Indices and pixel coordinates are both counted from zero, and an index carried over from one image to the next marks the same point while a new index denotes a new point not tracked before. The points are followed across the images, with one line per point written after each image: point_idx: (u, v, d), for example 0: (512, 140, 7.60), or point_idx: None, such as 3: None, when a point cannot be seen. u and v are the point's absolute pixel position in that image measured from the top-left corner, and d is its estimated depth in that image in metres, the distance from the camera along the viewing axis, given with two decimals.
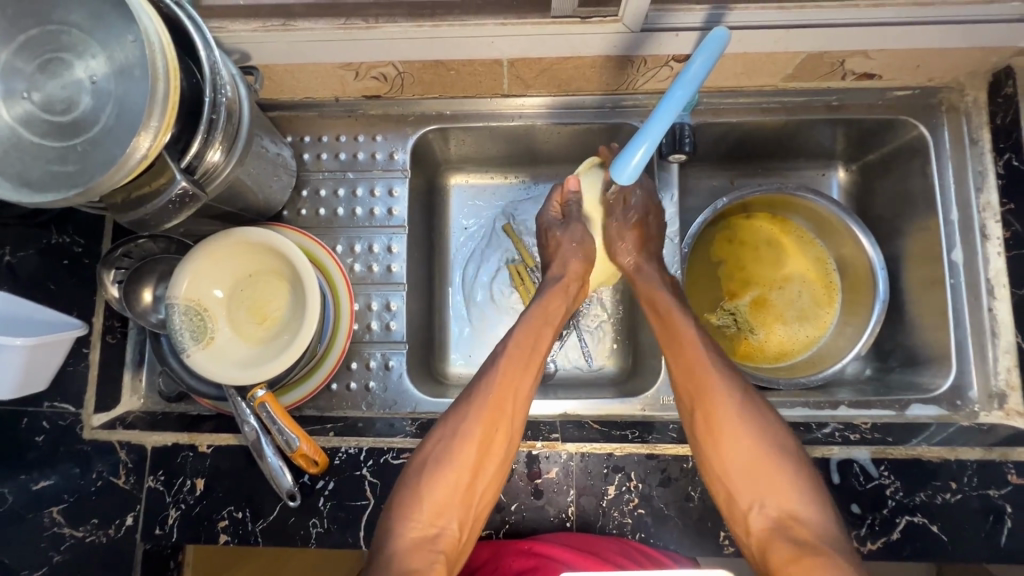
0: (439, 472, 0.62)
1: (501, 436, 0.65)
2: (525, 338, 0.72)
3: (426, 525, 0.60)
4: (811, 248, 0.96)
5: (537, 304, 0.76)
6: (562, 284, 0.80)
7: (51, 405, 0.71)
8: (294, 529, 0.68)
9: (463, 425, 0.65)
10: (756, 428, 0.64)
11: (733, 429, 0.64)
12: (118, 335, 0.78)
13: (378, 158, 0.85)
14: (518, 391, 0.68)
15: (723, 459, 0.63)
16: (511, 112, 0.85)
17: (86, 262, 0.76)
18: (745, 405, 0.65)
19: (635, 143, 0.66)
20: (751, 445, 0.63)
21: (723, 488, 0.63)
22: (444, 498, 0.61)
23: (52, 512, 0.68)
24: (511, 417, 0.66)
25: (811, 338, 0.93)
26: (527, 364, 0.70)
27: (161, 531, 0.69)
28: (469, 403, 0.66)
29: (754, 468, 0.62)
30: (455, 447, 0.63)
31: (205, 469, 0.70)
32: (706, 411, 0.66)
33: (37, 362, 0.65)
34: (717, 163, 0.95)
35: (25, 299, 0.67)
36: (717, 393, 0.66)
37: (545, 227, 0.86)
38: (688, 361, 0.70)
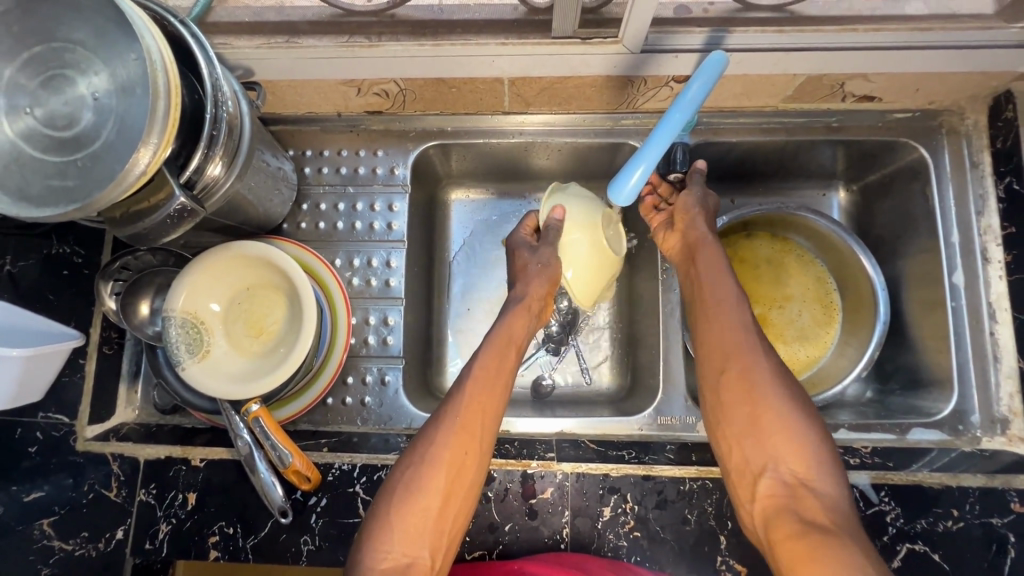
0: (408, 500, 0.61)
1: (474, 464, 0.64)
2: (487, 367, 0.69)
3: (398, 553, 0.59)
4: (812, 268, 0.96)
5: (501, 326, 0.74)
6: (524, 304, 0.77)
7: (45, 416, 0.71)
8: (285, 545, 0.67)
9: (434, 449, 0.63)
10: (785, 392, 0.63)
11: (759, 391, 0.63)
12: (116, 345, 0.76)
13: (378, 172, 0.85)
14: (488, 408, 0.67)
15: (742, 421, 0.63)
16: (513, 129, 0.85)
17: (85, 273, 0.76)
18: (776, 370, 0.64)
19: (630, 165, 0.65)
20: (773, 409, 0.62)
21: (738, 450, 0.63)
22: (416, 527, 0.61)
23: (42, 524, 0.68)
24: (480, 441, 0.65)
25: (811, 358, 0.93)
26: (491, 394, 0.68)
27: (151, 546, 0.69)
28: (448, 416, 0.66)
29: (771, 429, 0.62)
30: (427, 471, 0.63)
31: (197, 483, 0.70)
32: (733, 373, 0.65)
33: (32, 372, 0.66)
34: (716, 182, 0.96)
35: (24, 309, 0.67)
36: (745, 358, 0.65)
37: (513, 247, 0.82)
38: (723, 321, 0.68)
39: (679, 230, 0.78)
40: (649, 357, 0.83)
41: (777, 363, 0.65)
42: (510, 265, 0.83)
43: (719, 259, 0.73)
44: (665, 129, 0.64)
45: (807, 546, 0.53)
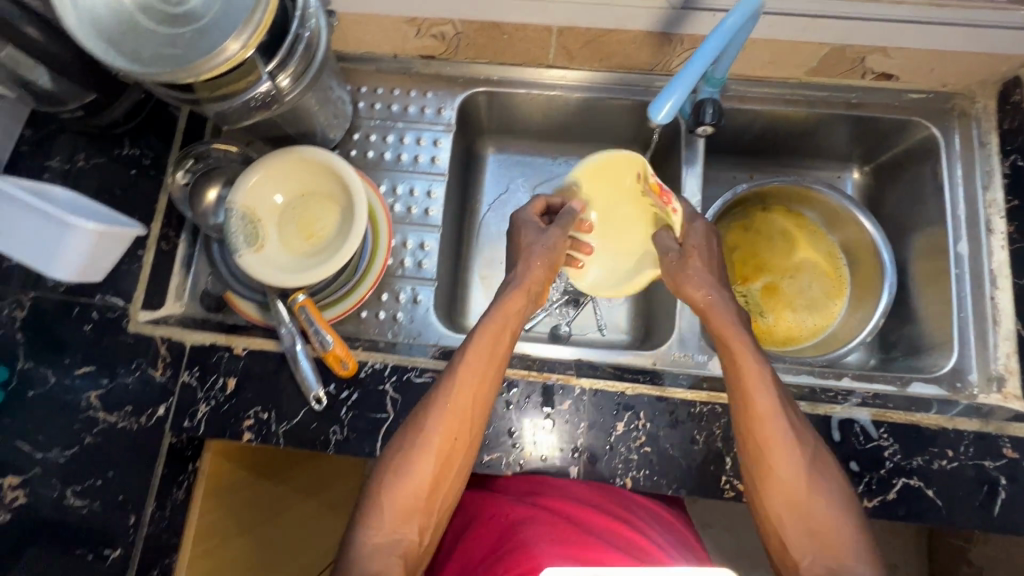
0: (399, 481, 0.64)
1: (463, 444, 0.66)
2: (480, 354, 0.68)
3: (388, 530, 0.62)
4: (824, 243, 1.01)
5: (494, 311, 0.72)
6: (524, 287, 0.75)
7: (102, 297, 0.76)
8: (315, 433, 0.72)
9: (426, 434, 0.65)
10: (814, 468, 0.63)
11: (794, 469, 0.62)
12: (172, 244, 0.83)
13: (426, 112, 0.91)
14: (477, 397, 0.67)
15: (781, 502, 0.62)
16: (553, 82, 0.91)
17: (151, 173, 0.84)
18: (805, 438, 0.64)
19: (666, 94, 0.68)
20: (809, 491, 0.62)
21: (776, 530, 0.62)
22: (405, 504, 0.63)
23: (90, 396, 0.72)
24: (469, 425, 0.67)
25: (818, 327, 0.98)
26: (481, 382, 0.67)
27: (190, 424, 0.73)
28: (430, 412, 0.66)
29: (810, 511, 0.61)
30: (418, 457, 0.64)
31: (238, 370, 0.74)
32: (767, 460, 0.63)
33: (98, 249, 0.72)
34: (737, 155, 1.02)
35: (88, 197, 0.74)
36: (778, 436, 0.63)
37: (519, 224, 0.81)
38: (757, 397, 0.65)
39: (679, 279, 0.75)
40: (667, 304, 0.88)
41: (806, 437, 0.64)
42: (512, 243, 0.82)
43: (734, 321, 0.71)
44: (699, 62, 0.68)
45: None
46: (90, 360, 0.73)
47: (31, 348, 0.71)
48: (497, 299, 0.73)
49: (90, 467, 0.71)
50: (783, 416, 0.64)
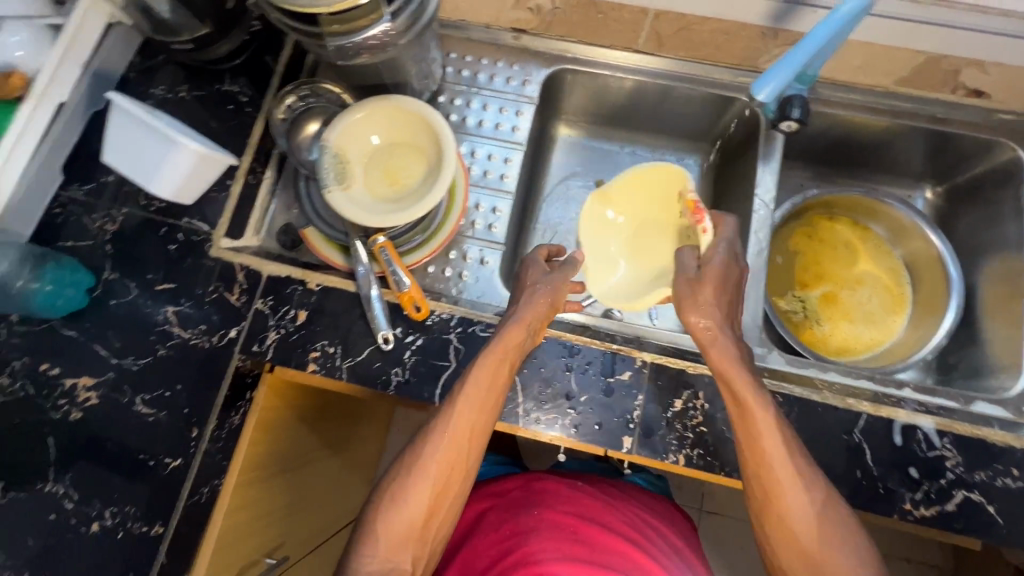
0: (394, 512, 0.65)
1: (461, 473, 0.67)
2: (478, 389, 0.67)
3: (383, 559, 0.64)
4: (888, 259, 1.00)
5: (494, 342, 0.68)
6: (524, 320, 0.70)
7: (188, 221, 0.80)
8: (378, 372, 0.74)
9: (422, 465, 0.66)
10: (827, 526, 0.62)
11: (801, 528, 0.63)
12: (258, 178, 0.84)
13: (512, 83, 0.93)
14: (475, 431, 0.67)
15: (793, 556, 0.63)
16: (638, 67, 0.92)
17: (246, 110, 0.86)
18: (816, 498, 0.63)
19: (769, 76, 0.73)
20: (822, 549, 0.62)
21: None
22: (400, 534, 0.65)
23: (167, 311, 0.77)
24: (468, 457, 0.67)
25: (874, 341, 0.96)
26: (480, 414, 0.67)
27: (259, 348, 0.76)
28: (430, 444, 0.67)
29: (817, 558, 0.62)
30: (413, 488, 0.66)
31: (310, 303, 0.76)
32: (774, 518, 0.64)
33: (195, 172, 0.75)
34: (809, 163, 1.02)
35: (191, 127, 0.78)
36: (785, 496, 0.63)
37: (527, 264, 0.77)
38: (763, 450, 0.64)
39: (687, 315, 0.69)
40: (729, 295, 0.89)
41: (819, 495, 0.63)
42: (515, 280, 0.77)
43: (738, 368, 0.66)
44: (809, 44, 0.69)
45: None
46: (171, 278, 0.78)
47: (120, 263, 0.79)
48: (498, 328, 0.69)
49: (158, 377, 0.75)
50: (794, 473, 0.63)
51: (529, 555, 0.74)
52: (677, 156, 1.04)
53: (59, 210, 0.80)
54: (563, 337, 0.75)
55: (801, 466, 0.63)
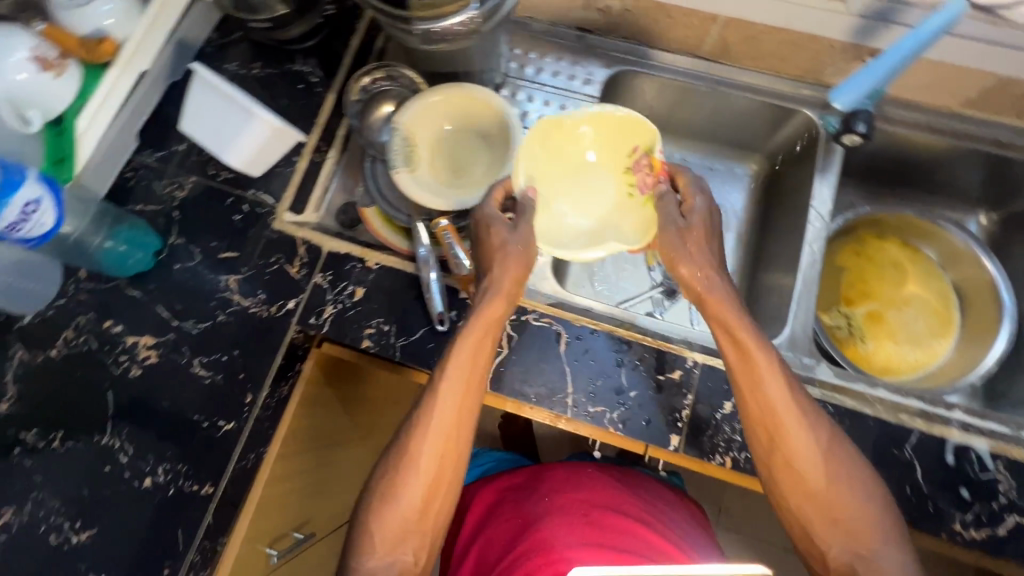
0: (388, 509, 0.67)
1: (452, 456, 0.68)
2: (460, 370, 0.67)
3: (381, 554, 0.66)
4: (937, 282, 0.99)
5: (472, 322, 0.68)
6: (500, 293, 0.69)
7: (253, 193, 0.82)
8: (430, 353, 0.75)
9: (413, 463, 0.67)
10: (835, 460, 0.63)
11: (811, 467, 0.63)
12: (322, 156, 0.85)
13: (575, 81, 0.94)
14: (462, 412, 0.68)
15: (806, 496, 0.63)
16: (699, 73, 0.93)
17: (315, 90, 0.88)
18: (822, 438, 0.64)
19: (853, 82, 0.73)
20: (833, 483, 0.63)
21: (800, 523, 0.65)
22: (395, 531, 0.66)
23: (229, 278, 0.79)
24: (457, 444, 0.68)
25: (919, 363, 0.96)
26: (466, 394, 0.67)
27: (315, 321, 0.77)
28: (421, 433, 0.67)
29: (827, 501, 0.63)
30: (406, 484, 0.67)
31: (368, 281, 0.78)
32: (784, 457, 0.64)
33: (267, 145, 0.78)
34: (862, 180, 1.02)
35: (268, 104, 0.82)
36: (794, 434, 0.63)
37: (486, 220, 0.71)
38: (767, 394, 0.64)
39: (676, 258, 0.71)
40: (779, 304, 0.89)
41: (822, 430, 0.64)
42: (476, 242, 0.73)
43: (731, 312, 0.67)
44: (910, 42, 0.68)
45: None
46: (234, 247, 0.80)
47: (186, 228, 0.81)
48: (479, 301, 0.68)
49: (216, 342, 0.76)
50: (799, 411, 0.64)
51: (541, 536, 0.74)
52: (728, 166, 1.05)
53: (131, 174, 0.82)
54: (616, 333, 0.75)
55: (802, 413, 0.64)
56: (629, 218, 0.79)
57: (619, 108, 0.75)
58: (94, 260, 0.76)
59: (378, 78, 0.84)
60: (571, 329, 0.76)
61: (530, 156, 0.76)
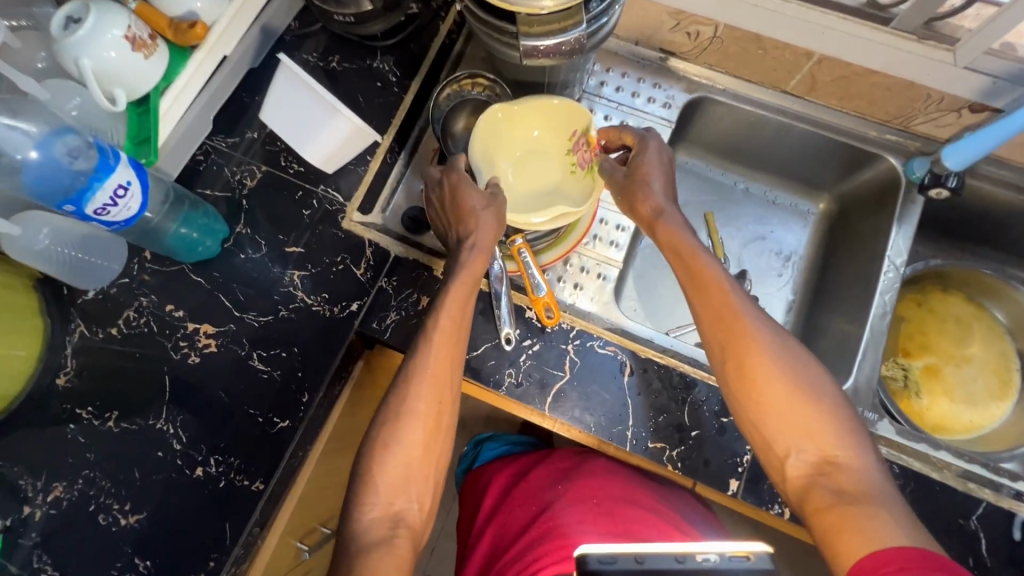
0: (388, 454, 0.64)
1: (448, 402, 0.66)
2: (452, 309, 0.67)
3: (384, 504, 0.62)
4: (1000, 342, 0.97)
5: (460, 274, 0.68)
6: (480, 248, 0.69)
7: (324, 189, 0.82)
8: (491, 370, 0.74)
9: (409, 403, 0.64)
10: (785, 360, 0.62)
11: (762, 369, 0.62)
12: (394, 158, 0.85)
13: (653, 103, 0.93)
14: (454, 351, 0.67)
15: (761, 404, 0.61)
16: (782, 107, 0.91)
17: (392, 90, 0.87)
18: (770, 340, 0.63)
19: (967, 142, 0.77)
20: (781, 381, 0.61)
21: (761, 436, 0.62)
22: (399, 477, 0.63)
23: (293, 274, 0.78)
24: (449, 386, 0.66)
25: (974, 424, 0.93)
26: (454, 331, 0.67)
27: (377, 326, 0.76)
28: (415, 375, 0.65)
29: (781, 405, 0.60)
30: (400, 430, 0.64)
31: (433, 291, 0.77)
32: (737, 360, 0.63)
33: (347, 144, 0.77)
34: (933, 229, 0.99)
35: None
36: (743, 334, 0.63)
37: (455, 177, 0.70)
38: (711, 296, 0.65)
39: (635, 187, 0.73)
40: (838, 349, 0.88)
41: (771, 334, 0.63)
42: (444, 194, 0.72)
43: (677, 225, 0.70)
44: (1013, 120, 0.71)
45: (838, 517, 0.53)
46: (300, 243, 0.80)
47: (254, 218, 0.80)
48: (461, 257, 0.69)
49: (278, 337, 0.76)
50: (743, 311, 0.64)
51: (552, 523, 0.69)
52: (792, 201, 1.04)
53: (203, 158, 0.82)
54: (680, 369, 0.74)
55: (748, 316, 0.64)
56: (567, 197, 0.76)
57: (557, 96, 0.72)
58: (165, 245, 0.75)
59: (465, 86, 0.83)
60: (637, 361, 0.74)
61: (477, 138, 0.73)
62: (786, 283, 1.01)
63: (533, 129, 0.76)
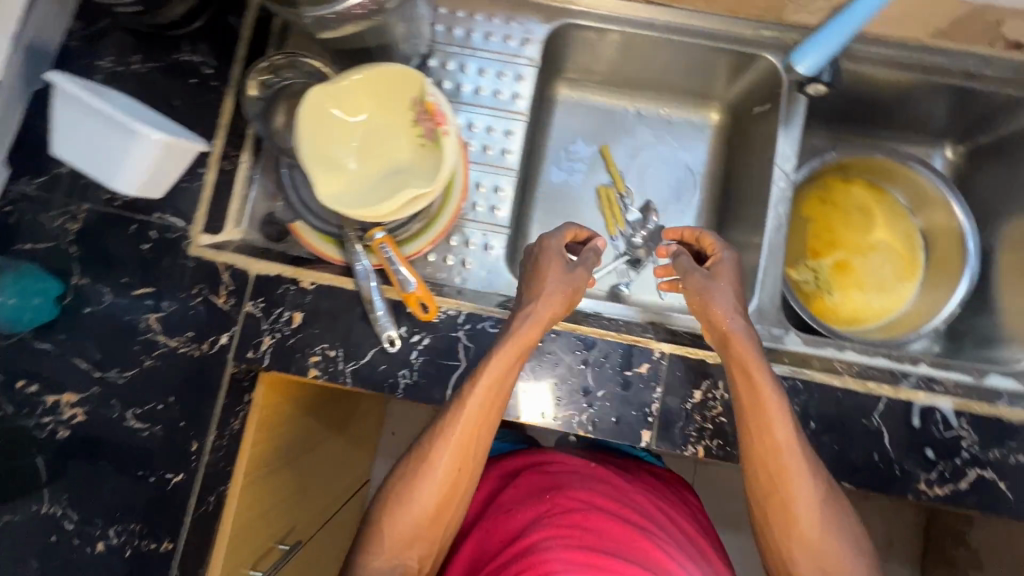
0: (402, 509, 0.66)
1: (469, 470, 0.67)
2: (489, 386, 0.65)
3: (390, 556, 0.65)
4: (903, 223, 0.97)
5: (500, 348, 0.65)
6: (530, 318, 0.67)
7: (159, 217, 0.72)
8: (384, 376, 0.70)
9: (432, 463, 0.66)
10: (827, 510, 0.63)
11: (803, 505, 0.63)
12: (233, 163, 0.77)
13: (511, 43, 0.84)
14: (485, 426, 0.66)
15: (794, 540, 0.64)
16: (652, 20, 0.84)
17: (211, 85, 0.75)
18: (819, 487, 0.63)
19: (815, 44, 0.76)
20: (815, 526, 0.63)
21: (782, 563, 0.65)
22: (406, 533, 0.66)
23: (150, 318, 0.70)
24: (474, 453, 0.67)
25: (885, 309, 0.95)
26: (490, 407, 0.66)
27: (253, 355, 0.71)
28: (440, 439, 0.66)
29: (816, 542, 0.63)
30: (423, 485, 0.66)
31: (304, 305, 0.71)
32: (781, 495, 0.63)
33: (162, 163, 0.66)
34: (828, 120, 0.96)
35: (149, 108, 0.68)
36: (796, 479, 0.63)
37: (545, 248, 0.72)
38: (772, 433, 0.63)
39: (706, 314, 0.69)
40: None
41: (819, 479, 0.64)
42: (528, 265, 0.73)
43: (753, 355, 0.65)
44: (858, 13, 0.73)
45: None
46: (149, 282, 0.70)
47: None
48: (512, 325, 0.67)
49: (149, 389, 0.69)
50: (799, 449, 0.63)
51: (537, 540, 0.67)
52: (686, 116, 0.98)
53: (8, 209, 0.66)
54: (577, 331, 0.72)
55: (805, 459, 0.63)
56: (422, 168, 0.67)
57: (355, 70, 0.65)
58: None
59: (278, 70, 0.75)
60: None
61: (301, 132, 0.64)
62: (690, 207, 0.96)
63: (361, 109, 0.67)
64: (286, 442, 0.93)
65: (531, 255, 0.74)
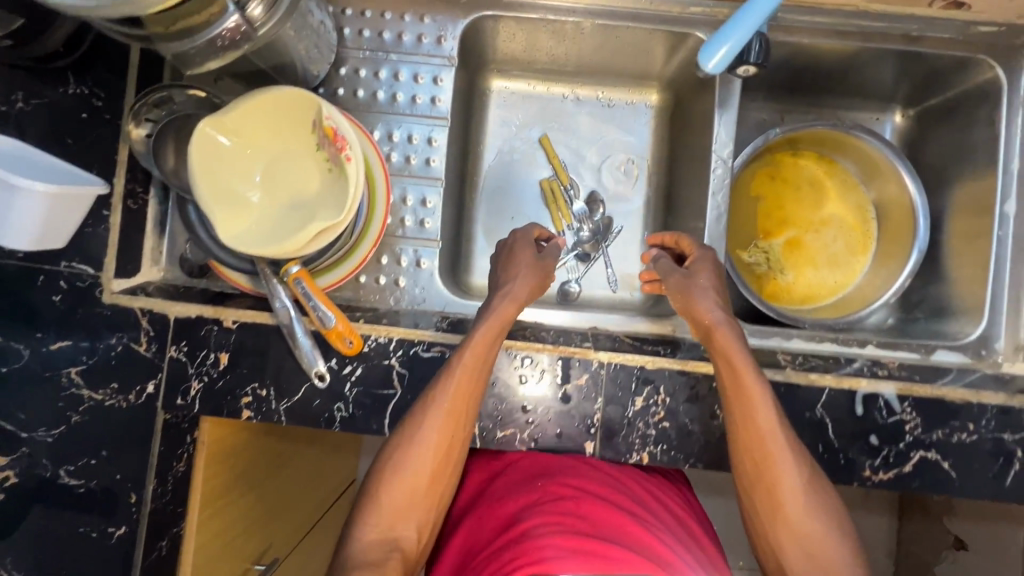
0: (393, 478, 0.61)
1: (457, 447, 0.63)
2: (476, 351, 0.63)
3: (384, 529, 0.60)
4: (854, 195, 0.94)
5: (485, 322, 0.64)
6: (508, 296, 0.67)
7: (67, 265, 0.67)
8: (318, 411, 0.68)
9: (420, 432, 0.62)
10: (815, 501, 0.60)
11: (792, 490, 0.60)
12: (140, 202, 0.75)
13: (424, 42, 0.80)
14: (474, 396, 0.63)
15: (785, 530, 0.59)
16: (570, 6, 0.79)
17: (106, 117, 0.70)
18: (805, 473, 0.60)
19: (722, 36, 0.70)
20: (806, 517, 0.59)
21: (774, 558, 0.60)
22: (400, 505, 0.61)
23: (70, 372, 0.66)
24: (464, 425, 0.63)
25: (839, 285, 0.93)
26: (475, 375, 0.63)
27: (184, 401, 0.71)
28: (426, 407, 0.62)
29: (806, 534, 0.59)
30: (414, 457, 0.62)
31: (229, 344, 0.70)
32: (768, 483, 0.60)
33: (57, 215, 0.61)
34: (771, 93, 0.92)
35: (31, 148, 0.61)
36: (783, 466, 0.60)
37: (516, 243, 0.73)
38: (754, 417, 0.61)
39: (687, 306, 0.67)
40: None
41: (805, 467, 0.61)
42: (500, 258, 0.74)
43: (738, 346, 0.63)
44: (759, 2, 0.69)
45: None
46: (65, 335, 0.66)
47: None
48: (492, 303, 0.67)
49: (79, 445, 0.67)
50: (784, 433, 0.60)
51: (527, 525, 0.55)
52: (626, 100, 0.93)
53: None
54: (512, 348, 0.70)
55: (790, 446, 0.60)
56: (330, 195, 0.64)
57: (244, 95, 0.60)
58: None
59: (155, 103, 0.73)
60: None
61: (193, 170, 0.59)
62: (635, 196, 0.93)
63: (258, 136, 0.63)
64: (253, 466, 0.88)
65: (503, 250, 0.75)
